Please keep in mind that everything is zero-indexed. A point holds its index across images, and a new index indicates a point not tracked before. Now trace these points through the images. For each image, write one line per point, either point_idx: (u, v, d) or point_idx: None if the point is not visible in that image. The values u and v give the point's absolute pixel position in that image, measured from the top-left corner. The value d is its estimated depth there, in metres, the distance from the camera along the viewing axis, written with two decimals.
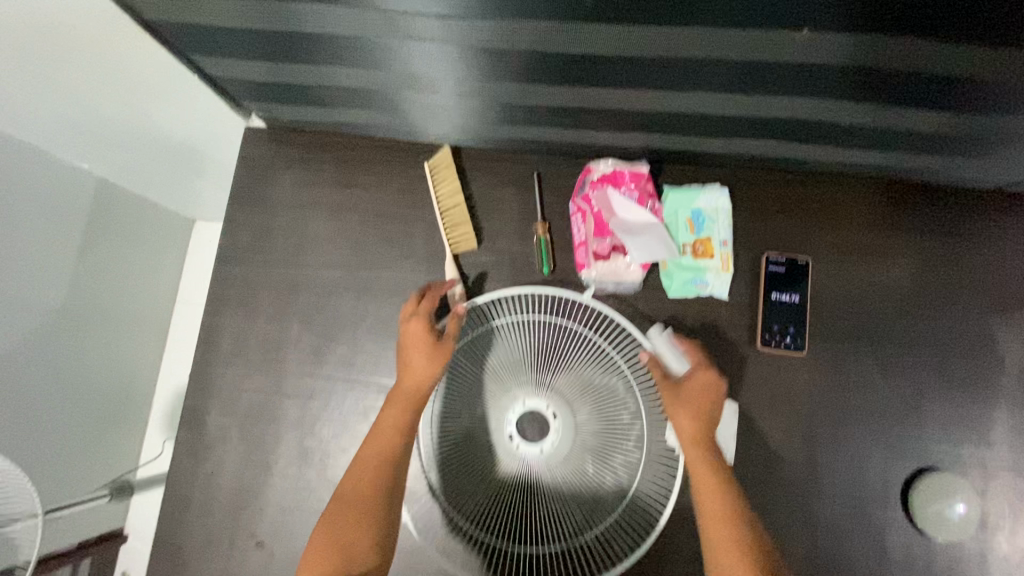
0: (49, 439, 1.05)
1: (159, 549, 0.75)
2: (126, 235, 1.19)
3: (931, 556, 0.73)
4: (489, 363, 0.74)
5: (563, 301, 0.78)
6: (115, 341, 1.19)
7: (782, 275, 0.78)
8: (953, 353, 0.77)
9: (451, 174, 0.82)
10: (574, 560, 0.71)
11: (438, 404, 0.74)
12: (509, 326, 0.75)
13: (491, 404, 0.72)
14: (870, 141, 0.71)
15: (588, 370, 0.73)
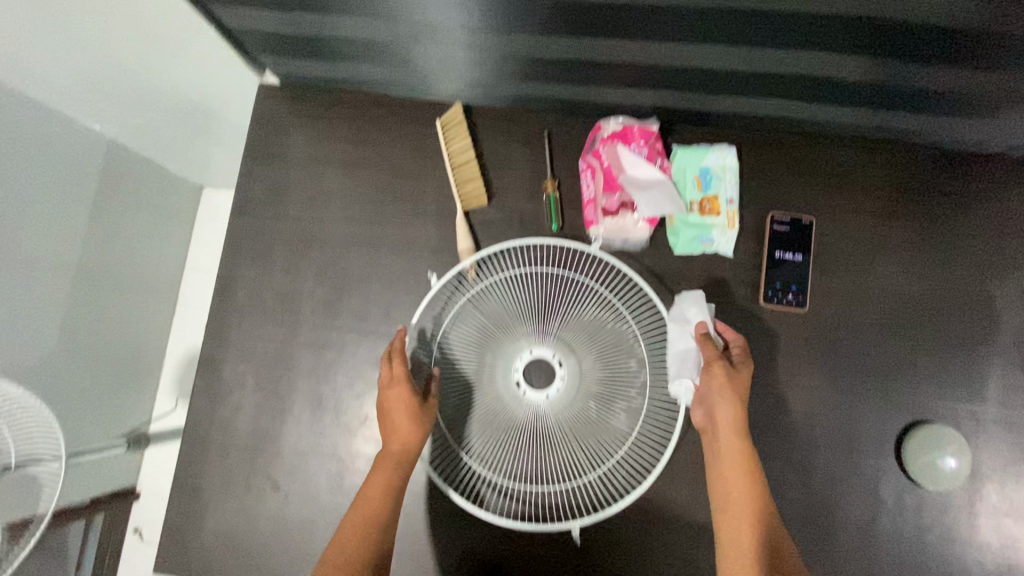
0: (64, 393, 1.08)
1: (180, 487, 0.79)
2: (136, 198, 1.20)
3: (921, 503, 0.76)
4: (498, 314, 0.77)
5: (570, 256, 0.81)
6: (125, 303, 1.22)
7: (786, 234, 0.80)
8: (951, 311, 0.79)
9: (462, 131, 0.82)
10: (578, 496, 0.76)
11: (448, 353, 0.77)
12: (516, 279, 0.77)
13: (499, 351, 0.76)
14: (877, 100, 0.72)
15: (593, 320, 0.76)
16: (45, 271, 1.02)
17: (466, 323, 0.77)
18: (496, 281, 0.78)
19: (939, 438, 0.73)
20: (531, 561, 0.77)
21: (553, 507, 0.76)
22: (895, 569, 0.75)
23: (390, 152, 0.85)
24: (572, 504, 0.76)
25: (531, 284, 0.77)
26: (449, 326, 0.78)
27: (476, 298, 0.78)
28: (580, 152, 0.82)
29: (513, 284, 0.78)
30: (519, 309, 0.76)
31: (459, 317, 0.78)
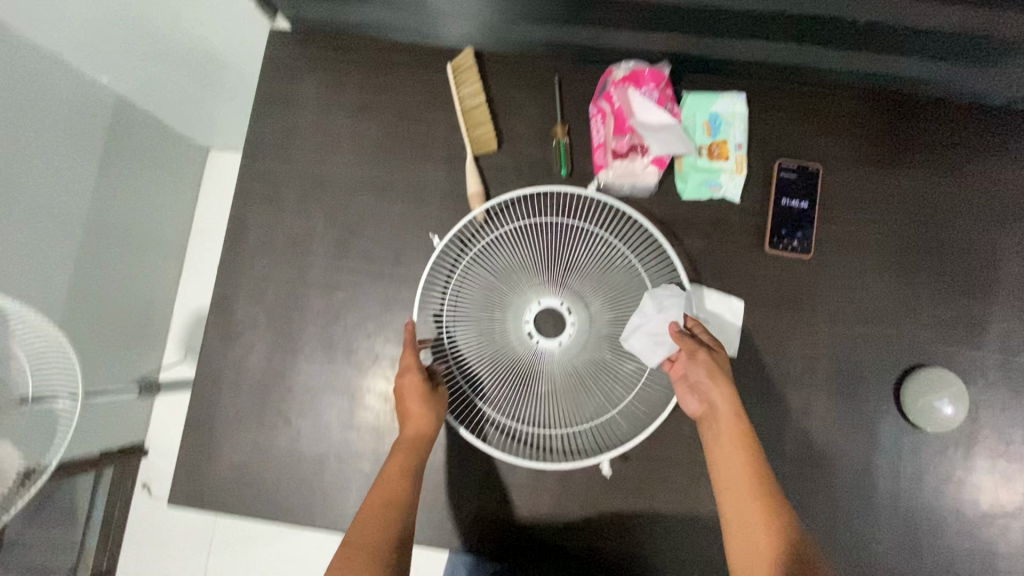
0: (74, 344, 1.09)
1: (193, 423, 0.80)
2: (145, 154, 1.21)
3: (919, 446, 0.78)
4: (507, 263, 0.77)
5: (578, 207, 0.81)
6: (134, 258, 1.23)
7: (793, 181, 0.81)
8: (953, 259, 0.80)
9: (473, 76, 0.83)
10: (584, 441, 0.76)
11: (455, 302, 0.77)
12: (525, 228, 0.78)
13: (508, 303, 0.76)
14: (888, 45, 0.73)
15: (602, 270, 0.77)
16: (55, 221, 1.02)
17: (477, 273, 0.77)
18: (506, 231, 0.78)
19: (938, 382, 0.75)
20: (537, 502, 0.78)
21: (559, 452, 0.77)
22: (894, 507, 0.76)
23: (401, 97, 0.85)
24: (577, 449, 0.76)
25: (540, 234, 0.78)
26: (458, 278, 0.77)
27: (487, 247, 0.77)
28: (590, 98, 0.83)
29: (522, 234, 0.78)
30: (528, 260, 0.77)
31: (469, 267, 0.77)
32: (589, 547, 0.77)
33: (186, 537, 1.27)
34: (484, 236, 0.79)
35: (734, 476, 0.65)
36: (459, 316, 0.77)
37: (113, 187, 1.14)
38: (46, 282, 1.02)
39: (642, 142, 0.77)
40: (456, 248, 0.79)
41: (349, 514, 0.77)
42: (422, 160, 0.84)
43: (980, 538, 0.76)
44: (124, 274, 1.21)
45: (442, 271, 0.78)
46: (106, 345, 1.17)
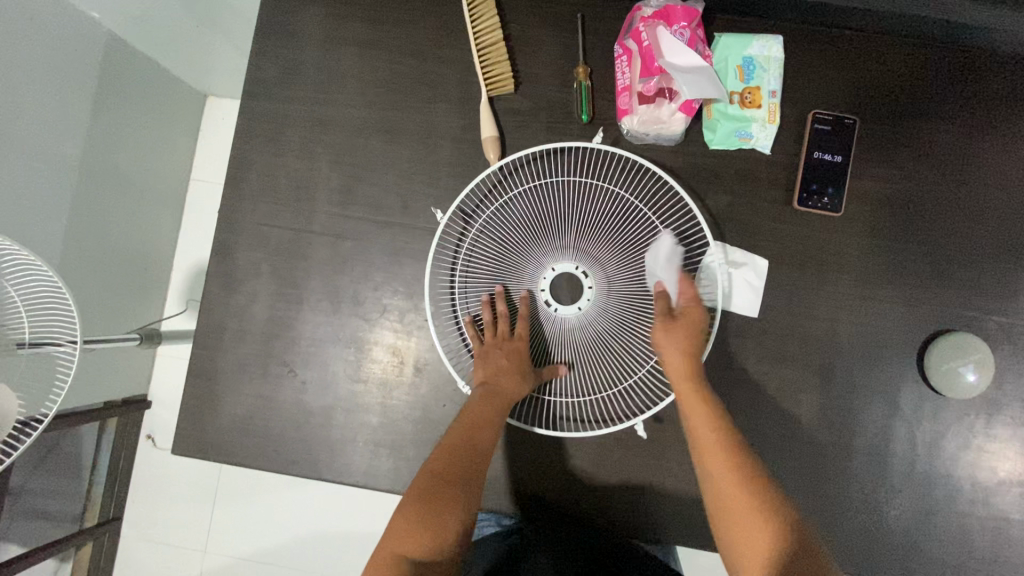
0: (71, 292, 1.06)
1: (195, 373, 0.78)
2: (139, 95, 1.14)
3: (939, 412, 0.76)
4: (523, 225, 0.74)
5: (598, 163, 0.77)
6: (129, 206, 1.18)
7: (827, 133, 0.76)
8: (989, 221, 0.76)
9: (490, 10, 0.77)
10: (597, 410, 0.76)
11: (470, 263, 0.76)
12: (540, 189, 0.76)
13: (522, 267, 0.73)
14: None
15: (622, 231, 0.73)
16: (50, 164, 0.97)
17: (486, 240, 0.75)
18: (515, 197, 0.76)
19: (968, 347, 0.72)
20: (547, 462, 0.77)
21: (572, 420, 0.76)
22: (908, 472, 0.75)
23: (411, 32, 0.79)
24: (590, 419, 0.76)
25: (554, 197, 0.75)
26: (468, 246, 0.76)
27: (496, 213, 0.76)
28: (615, 39, 0.77)
29: (534, 198, 0.76)
30: (543, 224, 0.74)
31: (478, 235, 0.76)
32: (597, 505, 0.76)
33: (192, 486, 1.28)
34: (493, 204, 0.77)
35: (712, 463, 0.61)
36: (470, 283, 0.75)
37: (107, 130, 1.08)
38: (42, 229, 0.98)
39: (671, 85, 0.71)
40: (463, 216, 0.77)
41: (356, 467, 0.76)
42: (433, 101, 0.79)
43: (993, 505, 0.75)
44: (119, 222, 1.16)
45: (451, 239, 0.77)
46: (102, 296, 1.14)
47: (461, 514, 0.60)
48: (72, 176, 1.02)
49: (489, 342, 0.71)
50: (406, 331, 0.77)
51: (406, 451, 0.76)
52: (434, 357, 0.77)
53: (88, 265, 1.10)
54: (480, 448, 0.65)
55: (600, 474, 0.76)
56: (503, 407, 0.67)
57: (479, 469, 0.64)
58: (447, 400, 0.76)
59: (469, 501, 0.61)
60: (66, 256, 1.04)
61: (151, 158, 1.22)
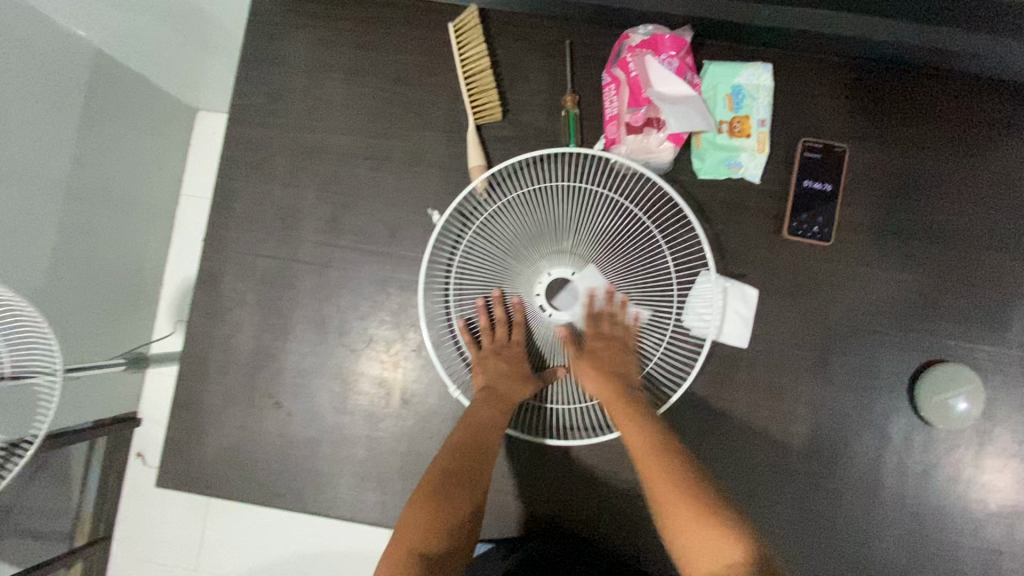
0: (52, 309, 1.01)
1: (179, 404, 0.77)
2: (128, 104, 1.11)
3: (929, 443, 0.75)
4: (522, 229, 0.72)
5: (597, 170, 0.76)
6: (116, 221, 1.13)
7: (816, 162, 0.75)
8: (980, 249, 0.76)
9: (477, 37, 0.76)
10: (593, 417, 0.74)
11: (467, 269, 0.74)
12: (539, 190, 0.73)
13: (519, 273, 0.73)
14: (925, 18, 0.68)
15: (620, 241, 0.73)
16: (32, 174, 0.94)
17: (484, 245, 0.73)
18: (512, 200, 0.74)
19: (958, 379, 0.71)
20: (537, 492, 0.76)
21: (567, 427, 0.76)
22: (899, 503, 0.75)
23: (399, 59, 0.78)
24: (586, 425, 0.75)
25: (555, 201, 0.72)
26: (464, 250, 0.73)
27: (495, 215, 0.73)
28: (604, 66, 0.77)
29: (532, 201, 0.73)
30: (541, 229, 0.72)
31: (474, 238, 0.73)
32: (588, 524, 0.76)
33: (180, 508, 1.26)
34: (489, 206, 0.74)
35: (659, 490, 0.58)
36: (465, 289, 0.74)
37: (92, 138, 1.04)
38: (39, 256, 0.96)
39: (659, 115, 0.71)
40: (461, 216, 0.74)
41: (343, 500, 0.75)
42: (420, 128, 0.78)
43: (983, 537, 0.75)
44: (104, 236, 1.12)
45: (446, 243, 0.75)
46: (87, 314, 1.09)
47: (466, 512, 0.60)
48: (56, 188, 0.98)
49: (487, 348, 0.71)
50: (394, 362, 0.77)
51: (394, 483, 0.75)
52: (422, 388, 0.76)
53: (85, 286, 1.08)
54: (487, 442, 0.65)
55: (590, 497, 0.76)
56: (506, 408, 0.68)
57: (488, 466, 0.64)
58: (435, 431, 0.76)
59: (476, 496, 0.62)
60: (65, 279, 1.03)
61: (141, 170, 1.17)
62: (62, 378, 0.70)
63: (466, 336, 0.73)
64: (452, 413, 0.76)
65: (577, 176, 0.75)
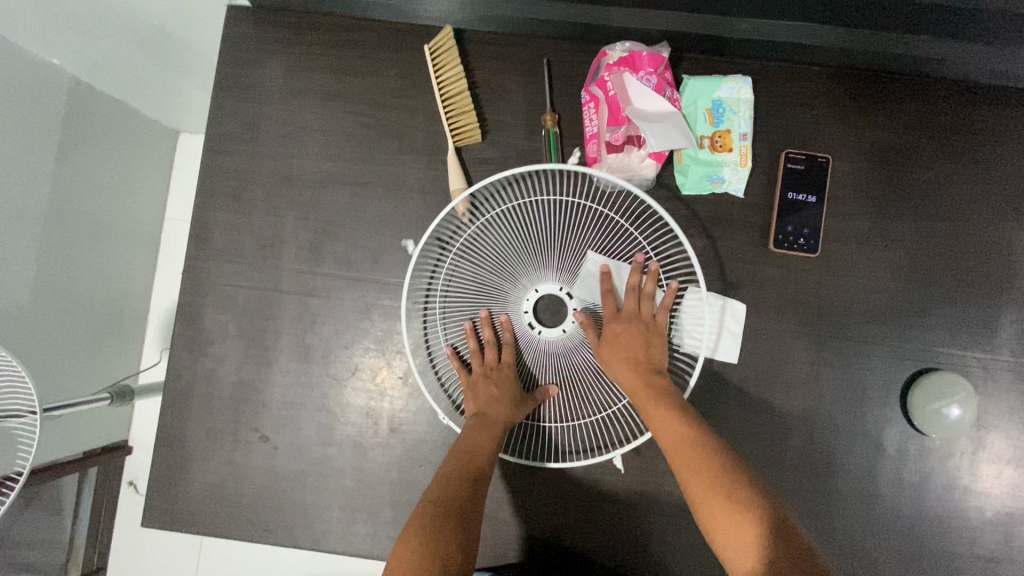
0: (41, 339, 0.90)
1: (163, 441, 0.75)
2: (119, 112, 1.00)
3: (922, 452, 0.75)
4: (511, 246, 0.70)
5: (583, 186, 0.75)
6: (106, 243, 1.02)
7: (799, 173, 0.75)
8: (967, 256, 0.75)
9: (453, 58, 0.75)
10: (587, 434, 0.73)
11: (453, 288, 0.72)
12: (527, 207, 0.72)
13: (506, 290, 0.71)
14: (906, 27, 0.68)
15: (606, 256, 0.72)
16: (23, 187, 0.84)
17: (471, 263, 0.71)
18: (493, 217, 0.72)
19: (947, 385, 0.70)
20: (534, 521, 0.74)
21: (559, 447, 0.74)
22: (896, 514, 0.74)
23: (376, 83, 0.77)
24: (579, 443, 0.74)
25: (543, 218, 0.71)
26: (448, 272, 0.72)
27: (482, 232, 0.71)
28: (582, 84, 0.76)
29: (515, 218, 0.71)
30: (529, 247, 0.70)
31: (457, 258, 0.72)
32: (580, 544, 0.74)
33: None
34: (470, 225, 0.72)
35: (688, 477, 0.57)
36: (451, 310, 0.73)
37: (78, 145, 0.92)
38: (39, 292, 0.89)
39: (639, 133, 0.71)
40: (447, 233, 0.73)
41: (333, 533, 0.74)
42: (398, 152, 0.77)
43: (981, 545, 0.74)
44: (98, 258, 1.01)
45: (431, 262, 0.74)
46: (77, 342, 0.98)
47: (462, 543, 0.56)
48: (50, 205, 0.89)
49: (477, 371, 0.70)
50: (381, 391, 0.75)
51: (383, 515, 0.74)
52: (409, 416, 0.75)
53: (74, 316, 0.96)
54: (475, 468, 0.62)
55: (581, 519, 0.74)
56: (499, 434, 0.66)
57: (478, 493, 0.61)
58: (424, 460, 0.75)
59: (468, 525, 0.58)
60: (60, 313, 0.94)
61: (134, 186, 1.06)
62: (42, 416, 0.65)
63: (455, 361, 0.71)
64: (440, 441, 0.75)
65: (563, 193, 0.74)
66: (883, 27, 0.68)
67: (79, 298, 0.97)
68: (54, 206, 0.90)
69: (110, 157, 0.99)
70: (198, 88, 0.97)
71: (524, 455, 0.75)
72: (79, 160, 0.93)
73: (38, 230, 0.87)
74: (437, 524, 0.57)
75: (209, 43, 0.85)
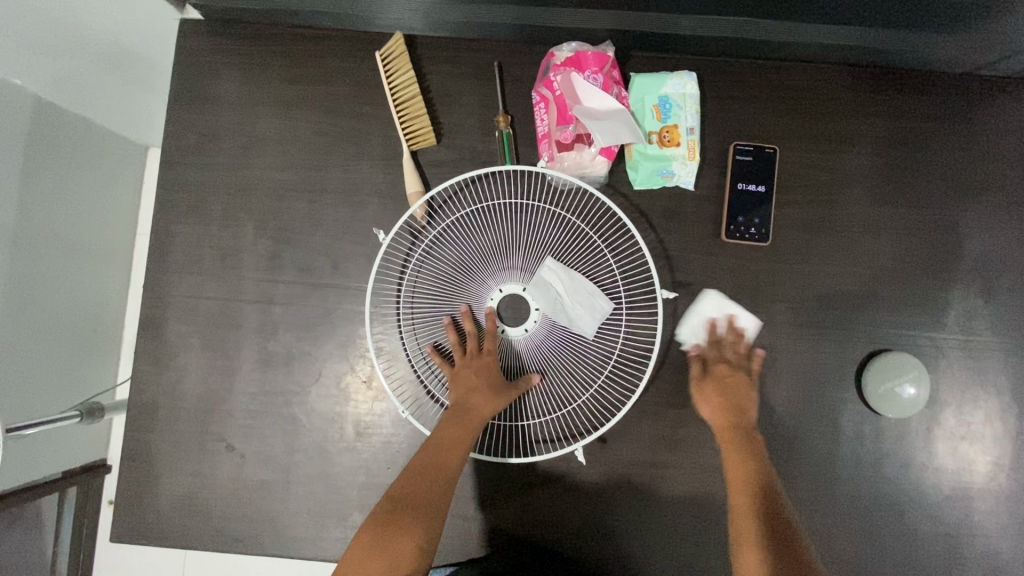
0: (16, 363, 0.88)
1: (129, 455, 0.75)
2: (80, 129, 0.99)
3: (879, 432, 0.76)
4: (471, 248, 0.73)
5: (541, 185, 0.76)
6: (82, 264, 1.01)
7: (748, 164, 0.77)
8: (913, 239, 0.78)
9: (405, 64, 0.76)
10: (551, 429, 0.74)
11: (417, 290, 0.73)
12: (487, 210, 0.74)
13: (468, 290, 0.72)
14: (841, 19, 0.70)
15: (566, 252, 0.73)
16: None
17: (433, 266, 0.73)
18: (455, 221, 0.74)
19: (880, 366, 0.73)
20: (504, 518, 0.75)
21: (527, 444, 0.75)
22: (857, 493, 0.76)
23: (329, 91, 0.78)
24: (547, 439, 0.74)
25: (501, 220, 0.73)
26: (411, 275, 0.74)
27: (442, 235, 0.73)
28: (532, 85, 0.77)
29: (475, 222, 0.74)
30: (489, 247, 0.72)
31: (420, 261, 0.74)
32: (548, 536, 0.74)
33: None
34: (432, 229, 0.74)
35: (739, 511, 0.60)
36: (415, 315, 0.73)
37: (48, 166, 0.91)
38: (13, 315, 0.87)
39: (587, 131, 0.72)
40: (409, 237, 0.75)
41: (304, 539, 0.74)
42: (356, 158, 0.78)
43: (940, 520, 0.76)
44: (72, 278, 0.99)
45: (395, 266, 0.75)
46: (56, 363, 0.96)
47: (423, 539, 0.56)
48: (23, 228, 0.88)
49: (458, 363, 0.68)
50: (345, 396, 0.76)
51: (352, 518, 0.74)
52: (375, 419, 0.76)
53: (51, 337, 0.95)
54: (446, 464, 0.61)
55: (548, 512, 0.75)
56: (476, 423, 0.64)
57: (447, 489, 0.60)
58: (391, 462, 0.75)
59: (433, 522, 0.57)
60: (37, 336, 0.92)
61: (109, 202, 1.05)
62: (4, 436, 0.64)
63: (436, 357, 0.69)
64: (407, 443, 0.75)
65: (521, 194, 0.75)
66: (824, 18, 0.70)
67: (53, 322, 0.95)
68: (26, 229, 0.88)
69: (82, 176, 0.98)
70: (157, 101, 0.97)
71: (490, 452, 0.76)
72: (50, 180, 0.92)
73: (11, 254, 0.86)
74: (402, 521, 0.56)
75: (165, 53, 0.84)
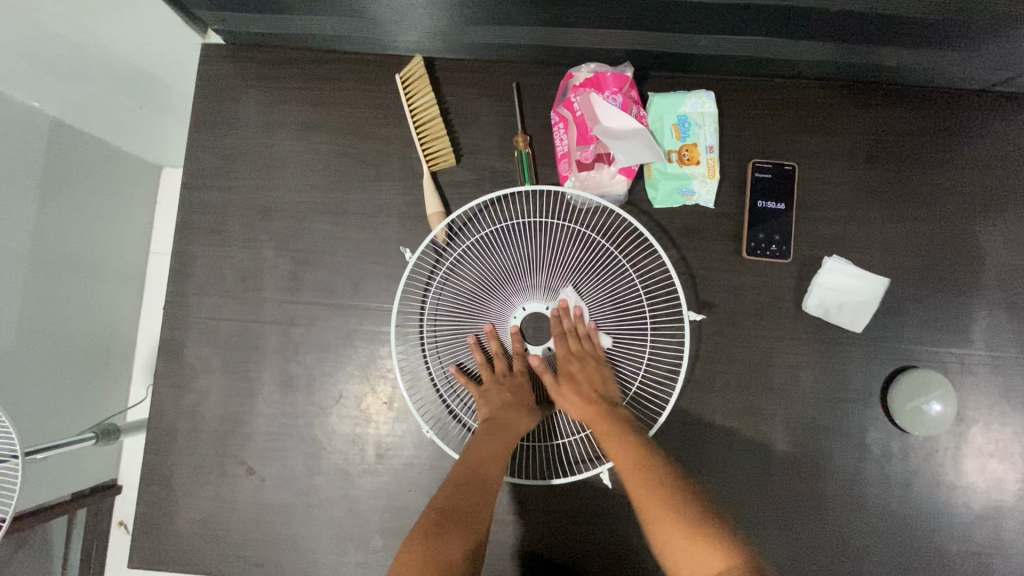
0: (34, 386, 0.88)
1: (148, 478, 0.74)
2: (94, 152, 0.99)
3: (906, 449, 0.75)
4: (495, 266, 0.72)
5: (564, 206, 0.77)
6: (101, 286, 1.00)
7: (768, 181, 0.77)
8: (935, 255, 0.77)
9: (425, 86, 0.77)
10: (579, 448, 0.73)
11: (441, 310, 0.73)
12: (510, 229, 0.74)
13: (491, 309, 0.71)
14: (851, 52, 0.71)
15: (590, 271, 0.72)
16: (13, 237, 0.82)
17: (455, 286, 0.73)
18: (476, 241, 0.74)
19: (906, 421, 0.72)
20: (532, 540, 0.73)
21: (555, 464, 0.74)
22: (885, 513, 0.74)
23: (350, 114, 0.79)
24: (574, 459, 0.73)
25: (524, 239, 0.74)
26: (434, 294, 0.74)
27: (465, 255, 0.74)
28: (552, 104, 0.78)
29: (498, 242, 0.74)
30: (512, 266, 0.72)
31: (442, 282, 0.74)
32: (576, 559, 0.73)
33: None
34: (454, 250, 0.74)
35: (646, 501, 0.56)
36: (439, 335, 0.73)
37: (63, 191, 0.91)
38: (27, 339, 0.86)
39: (608, 150, 0.72)
40: (432, 256, 0.75)
41: (323, 562, 0.73)
42: (376, 180, 0.78)
43: (969, 540, 0.74)
44: (91, 301, 0.99)
45: (418, 285, 0.76)
46: (73, 387, 0.95)
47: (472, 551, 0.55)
48: (38, 251, 0.87)
49: (486, 381, 0.68)
50: (367, 417, 0.75)
51: (373, 542, 0.73)
52: (396, 441, 0.75)
53: (66, 359, 0.94)
54: (486, 476, 0.61)
55: (575, 533, 0.74)
56: (513, 439, 0.64)
57: (489, 503, 0.60)
58: (412, 485, 0.74)
59: (478, 535, 0.57)
60: (51, 358, 0.91)
61: (126, 223, 1.04)
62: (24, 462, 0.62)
63: (462, 376, 0.70)
64: (429, 464, 0.75)
65: (544, 213, 0.76)
66: (851, 38, 0.67)
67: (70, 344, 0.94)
68: (41, 253, 0.88)
69: (100, 198, 0.98)
70: (178, 124, 0.96)
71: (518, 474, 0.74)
72: (66, 204, 0.91)
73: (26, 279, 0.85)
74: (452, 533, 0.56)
75: (185, 76, 0.85)
